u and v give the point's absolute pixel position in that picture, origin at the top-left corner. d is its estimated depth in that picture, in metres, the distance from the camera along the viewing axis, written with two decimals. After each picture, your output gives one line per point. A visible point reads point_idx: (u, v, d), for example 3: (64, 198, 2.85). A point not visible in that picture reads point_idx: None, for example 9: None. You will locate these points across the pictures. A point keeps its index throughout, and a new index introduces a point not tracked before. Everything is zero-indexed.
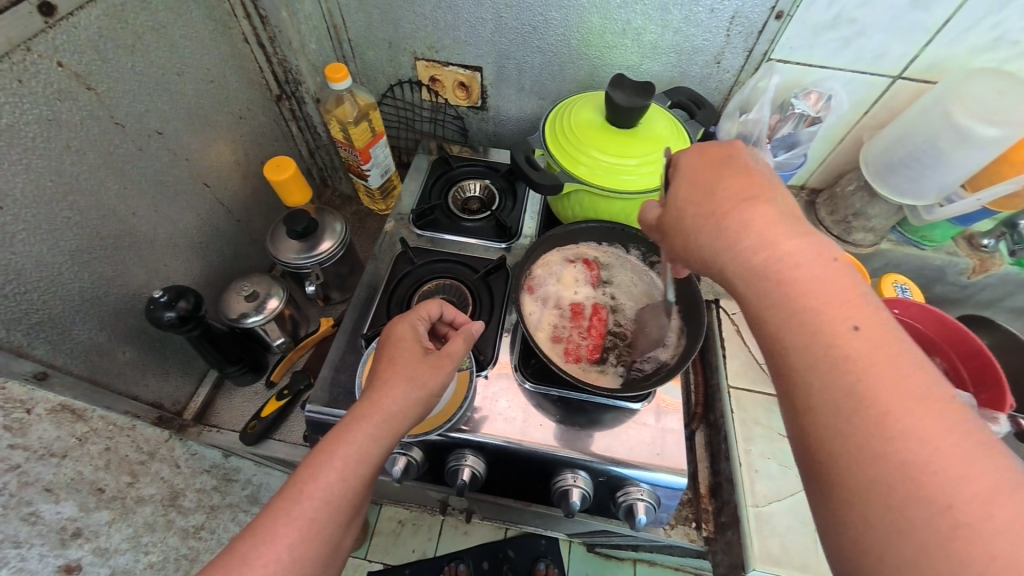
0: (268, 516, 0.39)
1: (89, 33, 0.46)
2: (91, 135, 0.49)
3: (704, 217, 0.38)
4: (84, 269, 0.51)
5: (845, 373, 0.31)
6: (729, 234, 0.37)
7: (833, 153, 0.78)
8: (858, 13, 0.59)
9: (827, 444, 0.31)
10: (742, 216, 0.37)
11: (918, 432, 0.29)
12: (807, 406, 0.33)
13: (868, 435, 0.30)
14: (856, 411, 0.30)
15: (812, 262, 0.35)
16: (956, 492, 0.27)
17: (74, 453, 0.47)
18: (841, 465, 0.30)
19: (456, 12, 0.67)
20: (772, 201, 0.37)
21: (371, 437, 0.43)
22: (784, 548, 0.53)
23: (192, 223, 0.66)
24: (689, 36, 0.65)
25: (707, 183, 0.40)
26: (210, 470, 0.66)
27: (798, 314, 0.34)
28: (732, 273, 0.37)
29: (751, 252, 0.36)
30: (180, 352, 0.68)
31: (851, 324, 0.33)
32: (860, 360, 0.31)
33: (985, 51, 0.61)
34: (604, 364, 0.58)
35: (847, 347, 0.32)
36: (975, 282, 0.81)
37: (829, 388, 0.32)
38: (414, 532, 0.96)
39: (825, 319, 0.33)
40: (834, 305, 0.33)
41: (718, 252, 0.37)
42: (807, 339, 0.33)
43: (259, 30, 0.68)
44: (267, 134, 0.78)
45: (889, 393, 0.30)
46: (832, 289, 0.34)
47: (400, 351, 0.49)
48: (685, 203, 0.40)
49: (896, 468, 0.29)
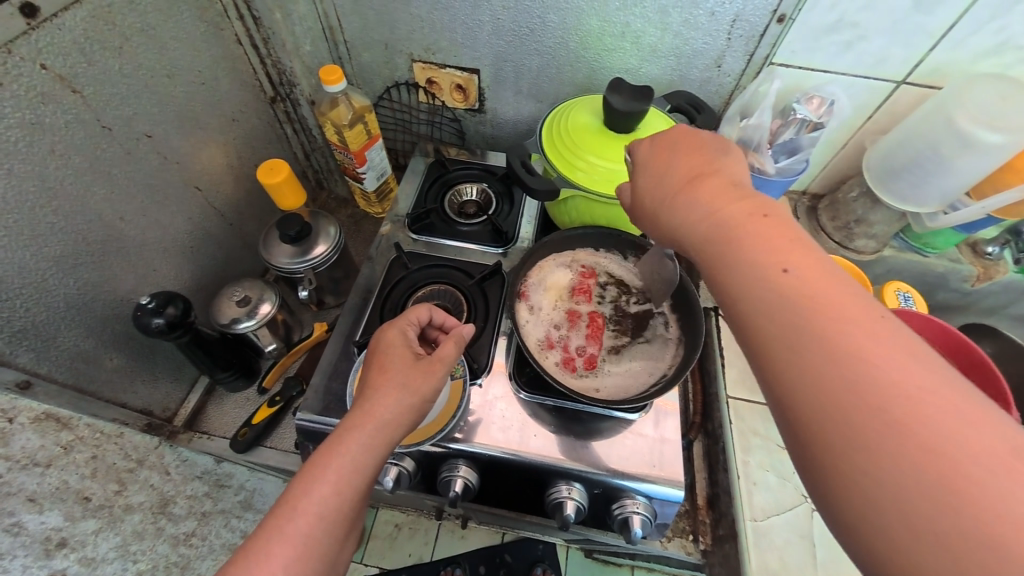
0: (263, 534, 0.38)
1: (74, 35, 0.45)
2: (77, 138, 0.48)
3: (664, 199, 0.41)
4: (69, 276, 0.50)
5: (787, 318, 0.31)
6: (680, 213, 0.39)
7: (835, 157, 0.77)
8: (860, 16, 0.58)
9: (792, 394, 0.30)
10: (686, 193, 0.39)
11: (870, 367, 0.28)
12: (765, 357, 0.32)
13: (823, 378, 0.29)
14: (805, 353, 0.30)
15: (751, 212, 0.35)
16: (925, 422, 0.26)
17: (60, 463, 0.46)
18: (811, 415, 0.29)
19: (452, 13, 0.65)
20: (711, 172, 0.39)
21: (364, 447, 0.42)
22: (782, 563, 0.52)
23: (183, 227, 0.65)
24: (688, 39, 0.63)
25: (659, 169, 0.42)
26: (202, 476, 0.64)
27: (739, 267, 0.34)
28: (688, 242, 0.38)
29: (699, 219, 0.37)
30: (171, 358, 0.68)
31: (786, 267, 0.32)
32: (801, 300, 0.31)
33: (990, 56, 0.59)
34: (601, 372, 0.57)
35: (788, 289, 0.32)
36: (978, 289, 0.80)
37: (779, 335, 0.31)
38: (411, 536, 0.90)
39: (761, 266, 0.33)
40: (772, 250, 0.33)
41: (676, 230, 0.39)
42: (752, 289, 0.33)
43: (252, 31, 0.67)
44: (261, 136, 0.77)
45: (836, 330, 0.29)
46: (765, 234, 0.34)
47: (391, 359, 0.48)
48: (644, 193, 0.43)
49: (859, 408, 0.28)
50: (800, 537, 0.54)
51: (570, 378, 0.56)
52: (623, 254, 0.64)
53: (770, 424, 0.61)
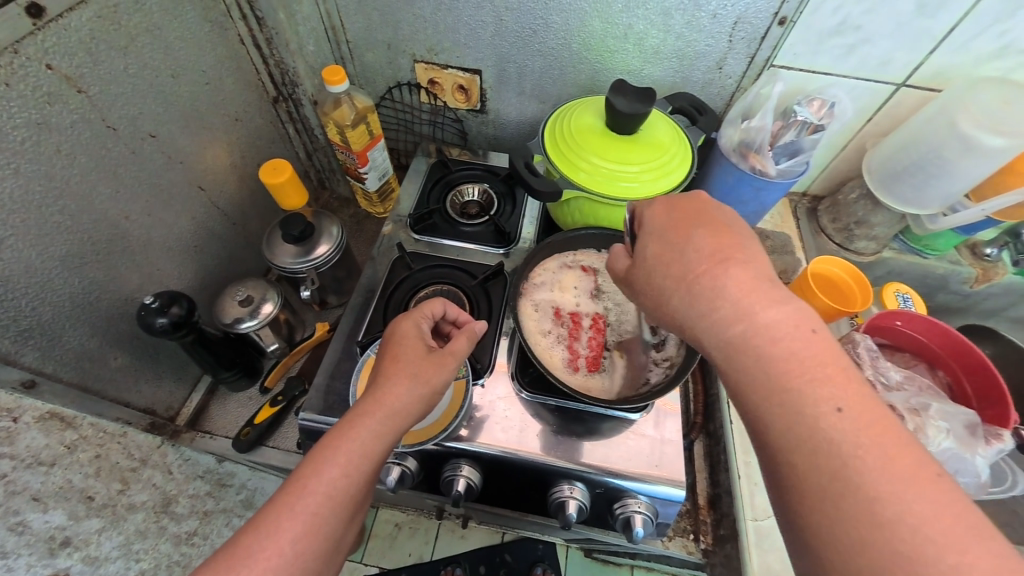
0: (272, 510, 0.38)
1: (81, 35, 0.46)
2: (82, 138, 0.48)
3: (675, 281, 0.39)
4: (74, 275, 0.50)
5: (826, 454, 0.32)
6: (704, 302, 0.38)
7: (836, 159, 0.77)
8: (862, 20, 0.58)
9: (815, 527, 0.31)
10: (716, 282, 0.38)
11: (903, 515, 0.29)
12: (792, 480, 0.33)
13: (855, 517, 0.30)
14: (838, 489, 0.31)
15: (794, 330, 0.35)
16: (940, 575, 0.27)
17: (64, 461, 0.47)
18: (827, 542, 0.31)
19: (456, 14, 0.66)
20: (744, 263, 0.38)
21: (374, 433, 0.42)
22: (782, 564, 0.53)
23: (187, 226, 0.65)
24: (691, 41, 0.64)
25: (678, 242, 0.41)
26: (203, 475, 0.63)
27: (784, 397, 0.34)
28: (708, 344, 0.38)
29: (729, 321, 0.37)
30: (174, 358, 0.68)
31: (833, 405, 0.33)
32: (845, 440, 0.31)
33: (991, 60, 0.60)
34: (604, 374, 0.57)
35: (833, 428, 0.32)
36: (978, 291, 0.81)
37: (815, 472, 0.32)
38: (411, 535, 0.89)
39: (807, 400, 0.33)
40: (816, 380, 0.34)
41: (695, 322, 0.38)
42: (789, 421, 0.33)
43: (256, 31, 0.67)
44: (264, 136, 0.77)
45: (871, 477, 0.30)
46: (815, 367, 0.34)
47: (405, 349, 0.48)
48: (654, 263, 0.41)
49: (884, 552, 0.29)
50: None
51: (573, 377, 0.56)
52: None
53: None
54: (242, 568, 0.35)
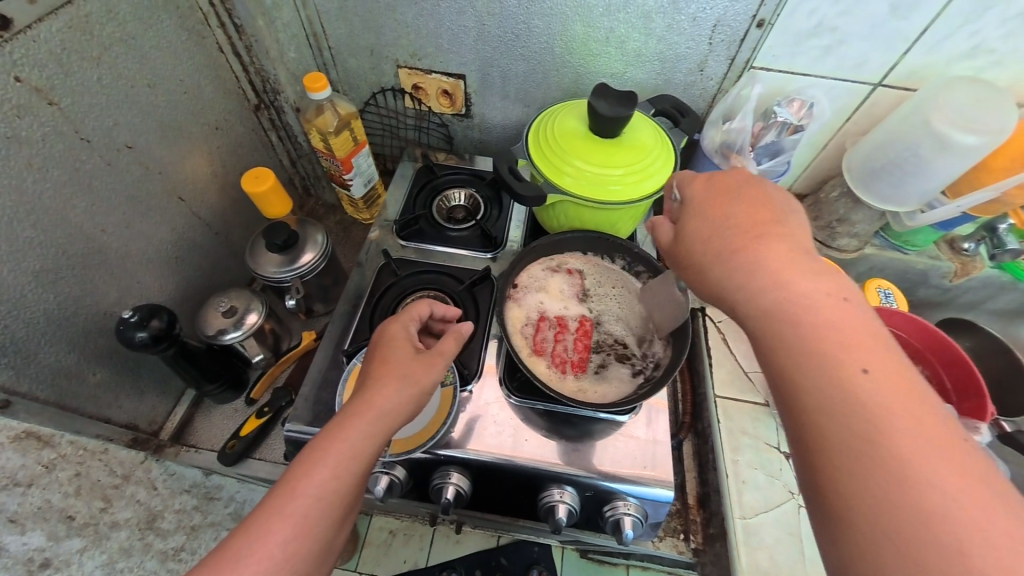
0: (261, 514, 0.37)
1: (51, 46, 0.45)
2: (54, 151, 0.47)
3: (716, 250, 0.39)
4: (49, 290, 0.49)
5: (858, 415, 0.31)
6: (742, 272, 0.37)
7: (817, 158, 0.78)
8: (839, 21, 0.59)
9: (843, 489, 0.31)
10: (750, 252, 0.38)
11: (932, 478, 0.29)
12: (817, 439, 0.33)
13: (881, 477, 0.30)
14: (868, 453, 0.30)
15: (825, 295, 0.35)
16: (964, 535, 0.27)
17: (42, 481, 0.46)
18: (855, 502, 0.30)
19: (438, 19, 0.66)
20: (781, 234, 0.38)
21: (365, 434, 0.42)
22: (771, 561, 0.53)
23: (167, 237, 0.64)
24: (672, 44, 0.64)
25: (715, 217, 0.41)
26: (190, 489, 0.61)
27: (816, 359, 0.33)
28: (742, 310, 0.38)
29: (759, 287, 0.36)
30: (156, 371, 0.67)
31: (864, 367, 0.32)
32: (877, 404, 0.31)
33: (963, 59, 0.61)
34: (589, 377, 0.57)
35: (864, 389, 0.32)
36: (957, 285, 0.82)
37: (845, 433, 0.31)
38: (406, 542, 0.88)
39: (840, 360, 0.33)
40: (849, 343, 0.33)
41: (729, 289, 0.38)
42: (823, 380, 0.33)
43: (234, 39, 0.67)
44: (246, 144, 0.77)
45: (901, 439, 0.30)
46: (848, 331, 0.34)
47: (393, 351, 0.48)
48: (693, 240, 0.41)
49: (909, 512, 0.29)
50: (787, 533, 0.55)
51: (560, 379, 0.57)
52: (610, 257, 0.64)
53: (757, 423, 0.62)
54: (232, 572, 0.34)
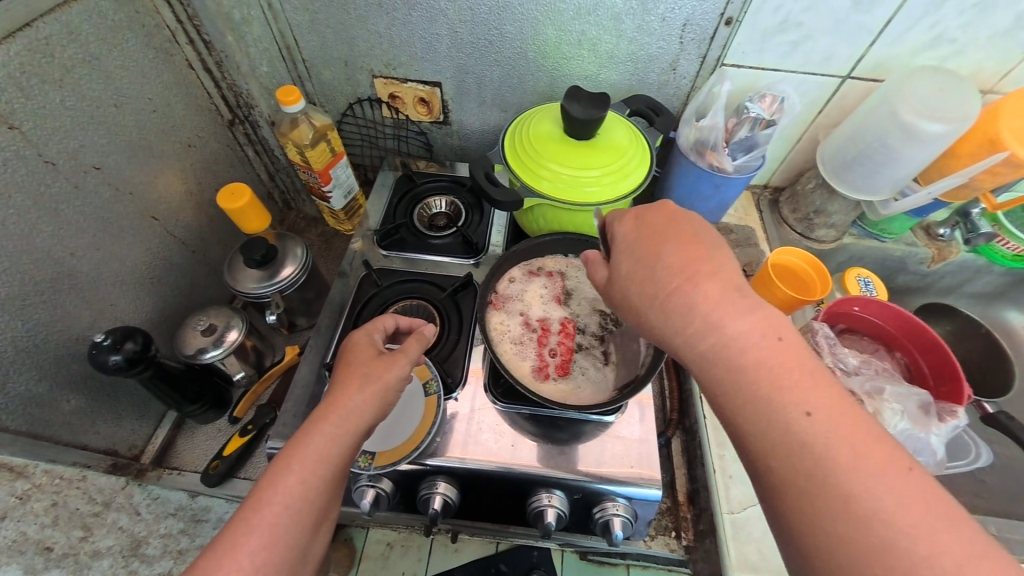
0: (228, 528, 0.38)
1: (10, 69, 0.44)
2: (19, 175, 0.47)
3: (651, 295, 0.39)
4: (17, 317, 0.48)
5: (800, 457, 0.33)
6: (678, 319, 0.38)
7: (792, 151, 0.79)
8: (804, 17, 0.60)
9: (802, 530, 0.32)
10: (682, 296, 0.38)
11: (879, 511, 0.30)
12: (772, 485, 0.34)
13: (833, 518, 0.31)
14: (818, 495, 0.32)
15: (756, 335, 0.36)
16: (912, 563, 0.29)
17: (15, 513, 0.45)
18: (814, 546, 0.32)
19: (410, 28, 0.66)
20: (711, 270, 0.38)
21: (328, 436, 0.42)
22: (759, 553, 0.53)
23: (141, 258, 0.63)
24: (643, 45, 0.65)
25: (647, 259, 0.40)
26: (176, 513, 0.60)
27: (757, 404, 0.35)
28: (685, 354, 0.38)
29: (701, 333, 0.37)
30: (134, 395, 0.65)
31: (803, 409, 0.34)
32: (819, 444, 0.33)
33: (927, 49, 0.62)
34: (570, 380, 0.57)
35: (803, 432, 0.33)
36: (934, 270, 0.83)
37: (793, 477, 0.33)
38: (402, 554, 0.87)
39: (779, 404, 0.34)
40: (786, 388, 0.34)
41: (672, 337, 0.38)
42: (764, 426, 0.34)
43: (205, 55, 0.67)
44: (221, 160, 0.76)
45: (846, 476, 0.31)
46: (784, 373, 0.35)
47: (354, 355, 0.48)
48: (630, 284, 0.41)
49: (861, 548, 0.30)
50: None
51: (541, 382, 0.56)
52: None
53: None
54: None
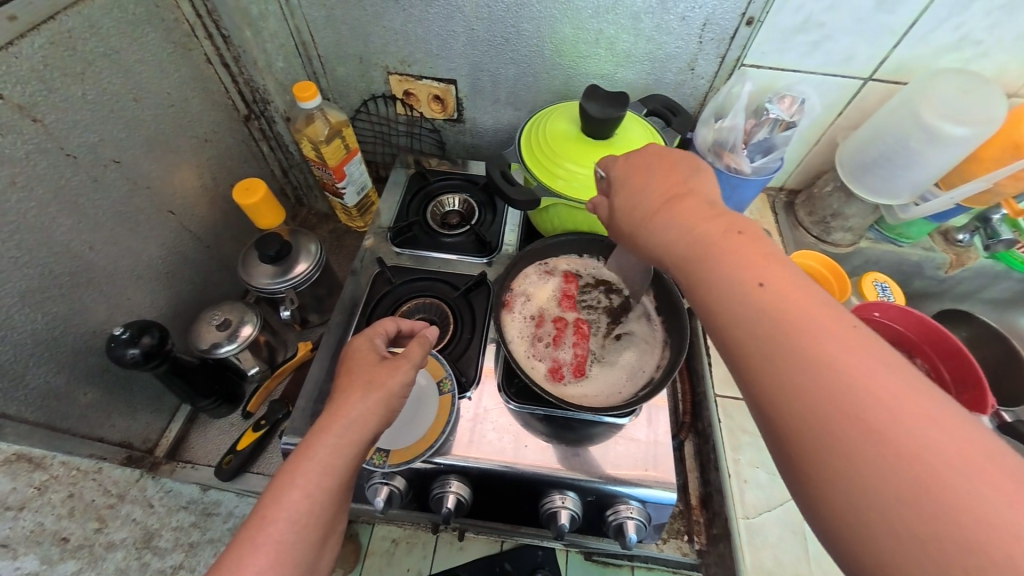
0: (233, 548, 0.37)
1: (33, 63, 0.44)
2: (39, 168, 0.47)
3: (637, 217, 0.41)
4: (36, 310, 0.48)
5: (758, 326, 0.32)
6: (662, 231, 0.39)
7: (809, 153, 0.78)
8: (826, 17, 0.59)
9: (766, 402, 0.31)
10: (661, 213, 0.39)
11: (838, 369, 0.29)
12: (754, 380, 0.32)
13: (795, 383, 0.30)
14: (776, 363, 0.31)
15: (720, 227, 0.36)
16: (871, 412, 0.27)
17: (33, 504, 0.44)
18: (787, 421, 0.30)
19: (426, 25, 0.65)
20: (679, 188, 0.40)
21: (333, 448, 0.42)
22: (774, 559, 0.53)
23: (157, 252, 0.64)
24: (661, 44, 0.64)
25: (635, 189, 0.42)
26: (187, 506, 0.61)
27: (715, 283, 0.34)
28: (665, 258, 0.39)
29: (678, 237, 0.38)
30: (149, 389, 0.66)
31: (756, 280, 0.33)
32: (772, 309, 0.32)
33: (951, 51, 0.61)
34: (592, 376, 0.57)
35: (758, 300, 0.32)
36: (952, 275, 0.82)
37: (753, 348, 0.32)
38: (408, 551, 0.87)
39: (734, 278, 0.33)
40: (742, 263, 0.34)
41: (654, 245, 0.39)
42: (724, 303, 0.34)
43: (222, 49, 0.67)
44: (236, 156, 0.76)
45: (800, 339, 0.30)
46: (740, 251, 0.34)
47: (356, 362, 0.48)
48: (622, 214, 0.42)
49: (821, 405, 0.29)
50: (791, 531, 0.55)
51: (555, 382, 0.56)
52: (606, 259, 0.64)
53: None
54: None
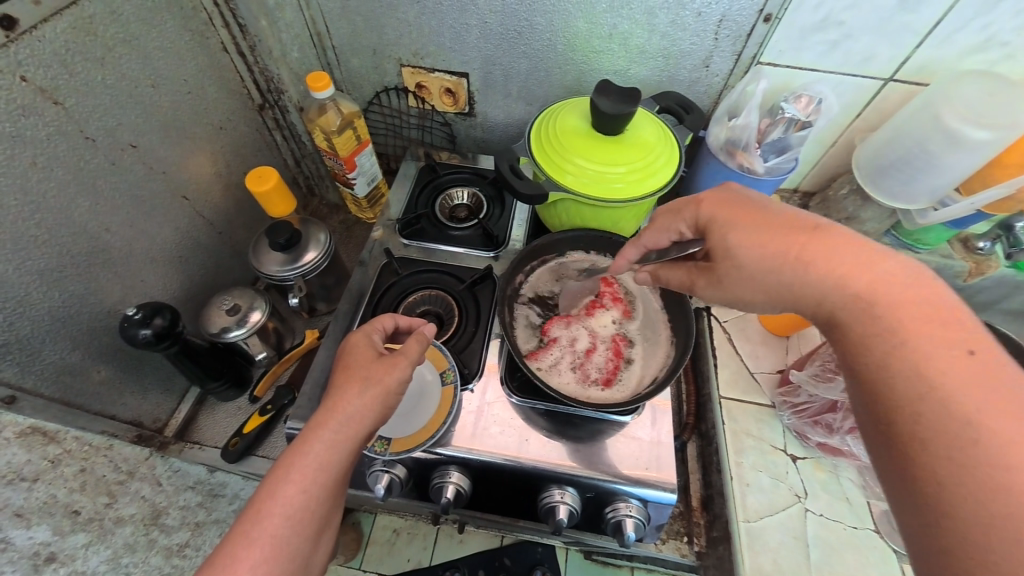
0: (228, 541, 0.38)
1: (55, 47, 0.46)
2: (59, 150, 0.48)
3: (779, 252, 0.40)
4: (54, 288, 0.50)
5: (943, 388, 0.31)
6: (817, 273, 0.38)
7: (825, 155, 0.77)
8: (847, 15, 0.58)
9: (929, 462, 0.30)
10: (811, 252, 0.39)
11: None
12: (912, 438, 0.32)
13: (978, 454, 0.29)
14: (961, 430, 0.30)
15: (899, 282, 0.36)
16: None
17: (47, 476, 0.46)
18: (948, 486, 0.29)
19: (439, 17, 0.65)
20: (831, 230, 0.40)
21: (329, 443, 0.42)
22: (774, 564, 0.53)
23: (170, 236, 0.65)
24: (676, 40, 0.63)
25: (772, 227, 0.41)
26: (195, 486, 0.63)
27: (903, 340, 0.34)
28: (826, 303, 0.38)
29: (839, 283, 0.37)
30: (160, 369, 0.67)
31: (966, 349, 0.32)
32: (973, 383, 0.31)
33: (976, 52, 0.60)
34: (626, 376, 0.56)
35: (962, 367, 0.32)
36: (970, 284, 0.80)
37: (939, 409, 0.31)
38: (409, 541, 0.88)
39: (937, 341, 0.33)
40: (946, 332, 0.33)
41: (806, 286, 0.39)
42: (913, 359, 0.33)
43: (238, 39, 0.68)
44: (250, 144, 0.77)
45: (1001, 417, 0.30)
46: (941, 320, 0.34)
47: (354, 358, 0.49)
48: (749, 249, 0.41)
49: (1005, 485, 0.28)
50: (793, 536, 0.54)
51: (562, 378, 0.56)
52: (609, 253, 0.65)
53: (763, 424, 0.61)
54: None
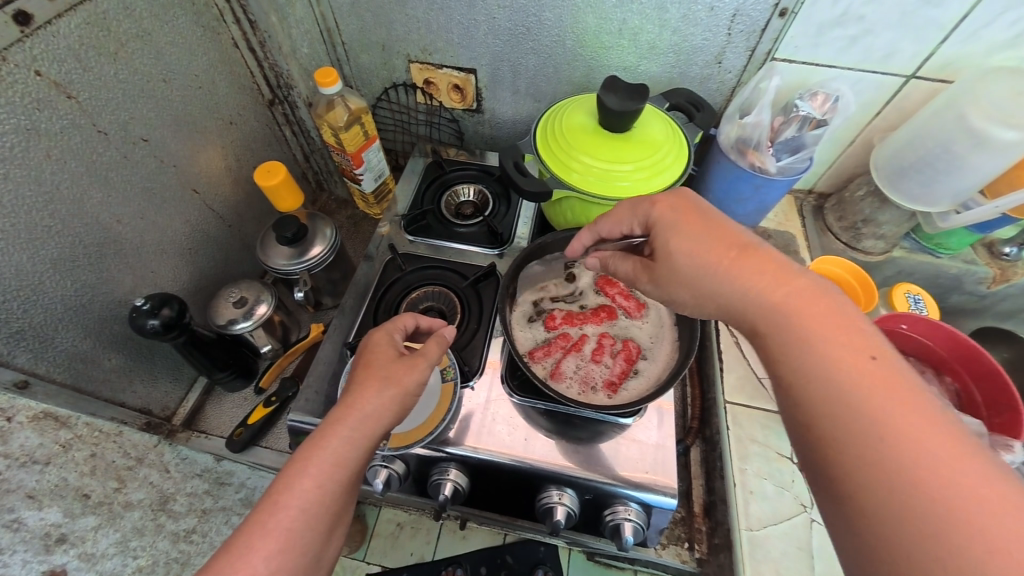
0: (244, 530, 0.38)
1: (69, 42, 0.47)
2: (72, 143, 0.49)
3: (706, 263, 0.40)
4: (67, 278, 0.51)
5: (840, 395, 0.33)
6: (744, 283, 0.39)
7: (842, 155, 0.75)
8: (866, 9, 0.56)
9: (845, 467, 0.32)
10: (737, 266, 0.39)
11: (928, 461, 0.30)
12: (825, 446, 0.33)
13: (876, 455, 0.31)
14: (856, 424, 0.32)
15: (809, 294, 0.38)
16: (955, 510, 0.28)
17: (59, 460, 0.47)
18: (856, 490, 0.31)
19: (448, 13, 0.65)
20: (760, 247, 0.41)
21: (346, 440, 0.43)
22: (776, 574, 0.51)
23: (181, 229, 0.66)
24: (688, 36, 0.62)
25: (697, 233, 0.42)
26: (202, 474, 0.65)
27: (806, 347, 0.36)
28: (747, 314, 0.39)
29: (759, 298, 0.38)
30: (170, 359, 0.69)
31: (868, 353, 0.34)
32: (872, 390, 0.33)
33: (1005, 49, 0.57)
34: (644, 370, 0.56)
35: (864, 372, 0.33)
36: (994, 292, 0.77)
37: (837, 414, 0.33)
38: (412, 535, 0.89)
39: (843, 347, 0.35)
40: (845, 339, 0.35)
41: (727, 296, 0.40)
42: (824, 369, 0.34)
43: (249, 34, 0.69)
44: (260, 138, 0.78)
45: (902, 424, 0.31)
46: (838, 328, 0.36)
47: (375, 356, 0.49)
48: (678, 257, 0.42)
49: (901, 487, 0.30)
50: (797, 547, 0.53)
51: (564, 382, 0.55)
52: None
53: (770, 431, 0.60)
54: None
